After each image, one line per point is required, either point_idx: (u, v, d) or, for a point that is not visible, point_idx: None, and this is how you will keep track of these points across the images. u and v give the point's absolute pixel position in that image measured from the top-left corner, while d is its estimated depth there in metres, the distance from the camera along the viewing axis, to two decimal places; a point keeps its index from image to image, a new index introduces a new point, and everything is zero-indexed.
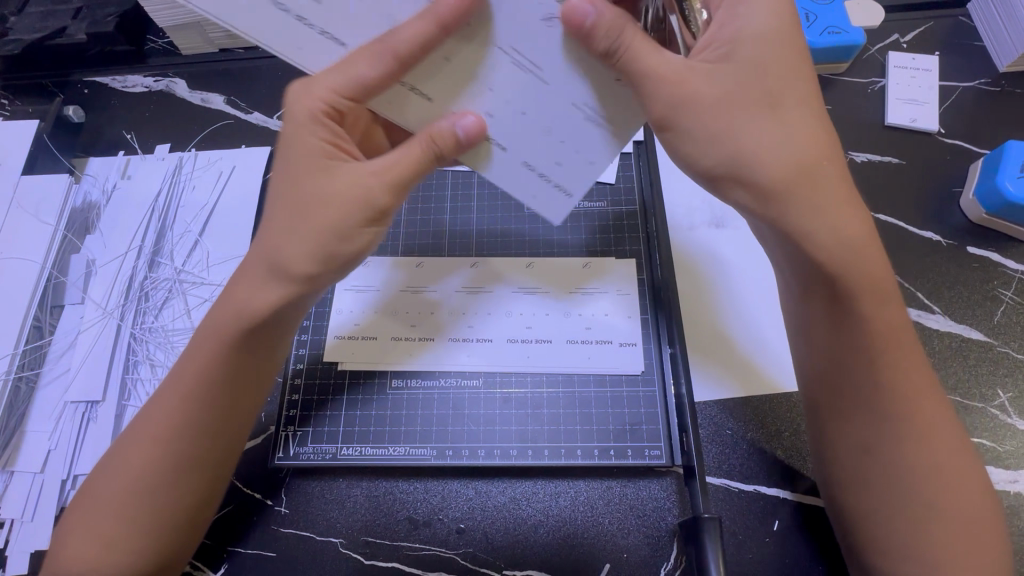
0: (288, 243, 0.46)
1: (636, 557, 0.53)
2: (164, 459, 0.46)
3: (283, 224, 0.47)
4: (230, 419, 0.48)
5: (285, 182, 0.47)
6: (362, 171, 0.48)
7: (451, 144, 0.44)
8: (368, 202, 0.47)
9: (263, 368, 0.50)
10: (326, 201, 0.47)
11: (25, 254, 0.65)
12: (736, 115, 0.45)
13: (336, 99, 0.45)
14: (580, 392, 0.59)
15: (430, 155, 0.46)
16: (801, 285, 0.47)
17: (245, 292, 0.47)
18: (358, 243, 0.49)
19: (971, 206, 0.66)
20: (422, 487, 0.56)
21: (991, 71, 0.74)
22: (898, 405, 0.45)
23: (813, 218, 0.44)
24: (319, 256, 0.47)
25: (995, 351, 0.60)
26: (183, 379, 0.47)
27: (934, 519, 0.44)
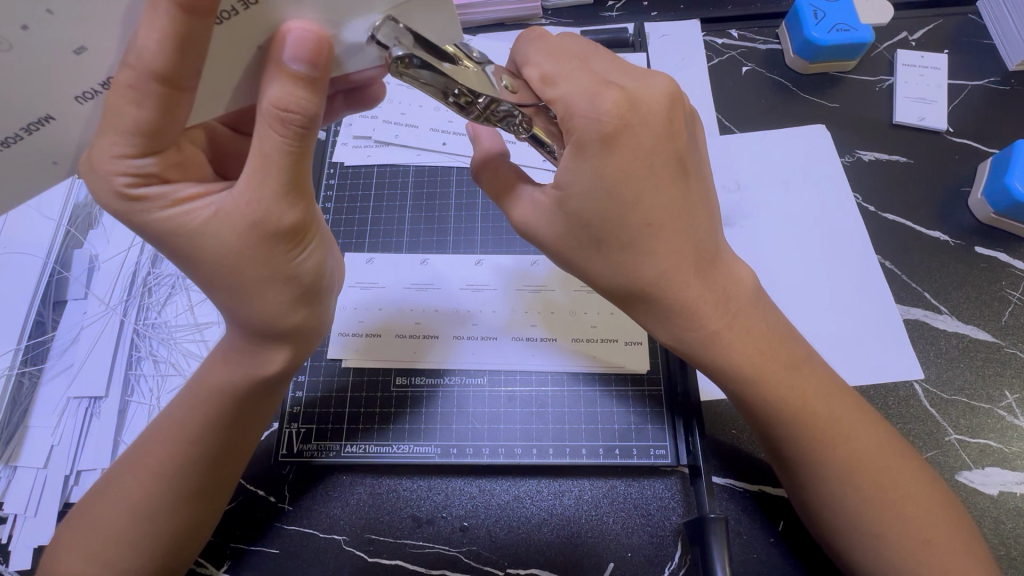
0: (249, 311, 0.42)
1: (639, 556, 0.53)
2: (169, 488, 0.46)
3: (224, 299, 0.42)
4: (234, 455, 0.48)
5: (211, 267, 0.40)
6: (234, 205, 0.38)
7: (306, 100, 0.36)
8: (299, 271, 0.42)
9: (263, 414, 0.49)
10: (255, 269, 0.40)
11: (29, 250, 0.65)
12: (641, 210, 0.43)
13: (135, 165, 0.37)
14: (585, 391, 0.59)
15: (293, 134, 0.37)
16: (767, 339, 0.47)
17: (243, 352, 0.46)
18: (299, 317, 0.44)
19: (979, 206, 0.65)
20: (425, 485, 0.56)
21: (1000, 70, 0.73)
22: (837, 440, 0.46)
23: (697, 295, 0.45)
24: (273, 314, 0.43)
25: (1003, 352, 0.60)
26: (190, 417, 0.46)
27: (885, 536, 0.45)
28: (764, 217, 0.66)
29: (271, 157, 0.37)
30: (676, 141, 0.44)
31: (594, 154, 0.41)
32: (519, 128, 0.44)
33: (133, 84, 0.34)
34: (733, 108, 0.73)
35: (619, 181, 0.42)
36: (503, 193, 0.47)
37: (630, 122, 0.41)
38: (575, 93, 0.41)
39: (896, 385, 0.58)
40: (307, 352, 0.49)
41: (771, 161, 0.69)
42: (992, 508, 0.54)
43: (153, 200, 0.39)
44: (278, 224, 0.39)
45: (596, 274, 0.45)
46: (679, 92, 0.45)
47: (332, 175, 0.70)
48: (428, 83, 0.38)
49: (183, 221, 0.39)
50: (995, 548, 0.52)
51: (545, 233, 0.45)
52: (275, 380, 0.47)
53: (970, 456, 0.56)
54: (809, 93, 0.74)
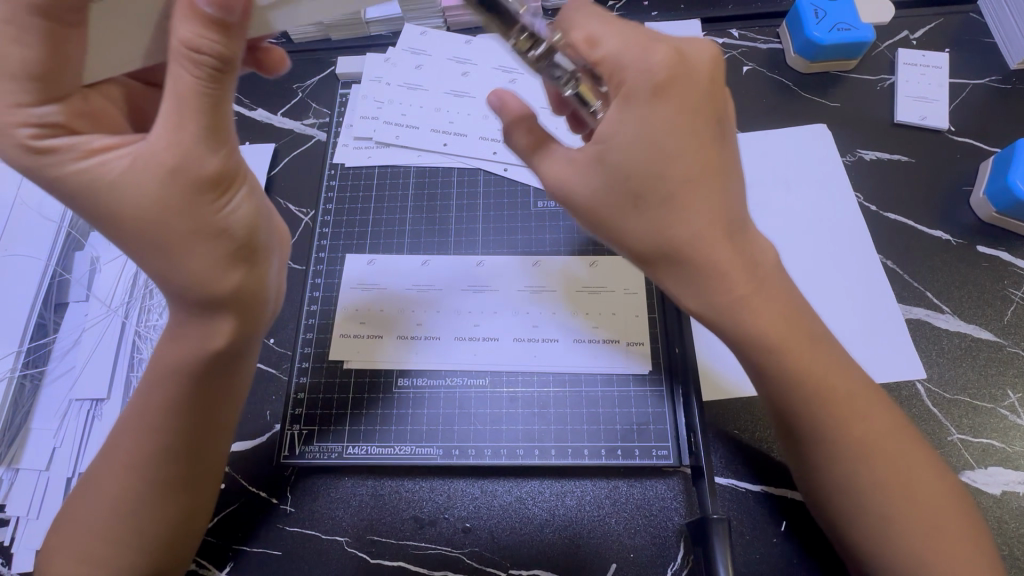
0: (177, 271, 0.41)
1: (641, 557, 0.53)
2: (144, 479, 0.46)
3: (156, 264, 0.41)
4: (203, 445, 0.47)
5: (139, 226, 0.40)
6: (151, 152, 0.39)
7: (216, 42, 0.37)
8: (229, 226, 0.42)
9: (229, 397, 0.48)
10: (179, 220, 0.40)
11: (31, 253, 0.65)
12: (676, 168, 0.42)
13: (39, 113, 0.38)
14: (586, 391, 0.59)
15: (205, 75, 0.38)
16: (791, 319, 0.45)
17: (185, 326, 0.45)
18: (235, 279, 0.43)
19: (980, 205, 0.65)
20: (427, 486, 0.56)
21: (1002, 69, 0.73)
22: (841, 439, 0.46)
23: (711, 286, 0.44)
24: (205, 275, 0.41)
25: (1006, 351, 0.60)
26: (153, 406, 0.45)
27: (887, 535, 0.45)
28: (765, 217, 0.66)
29: (183, 93, 0.38)
30: (718, 98, 0.43)
31: (642, 100, 0.42)
32: (565, 83, 0.44)
33: (40, 33, 0.35)
34: (733, 108, 0.73)
35: (656, 136, 0.42)
36: (535, 150, 0.48)
37: (678, 75, 0.42)
38: (629, 50, 0.42)
39: (898, 385, 0.58)
40: (256, 327, 0.48)
41: (771, 161, 0.69)
42: (995, 508, 0.54)
43: (63, 152, 0.38)
44: (198, 170, 0.39)
45: (631, 236, 0.45)
46: (721, 56, 0.44)
47: (333, 176, 0.70)
48: (475, 30, 0.40)
49: (101, 174, 0.39)
50: (999, 549, 0.52)
51: (580, 193, 0.45)
52: (229, 354, 0.46)
53: (973, 456, 0.56)
54: (810, 92, 0.74)
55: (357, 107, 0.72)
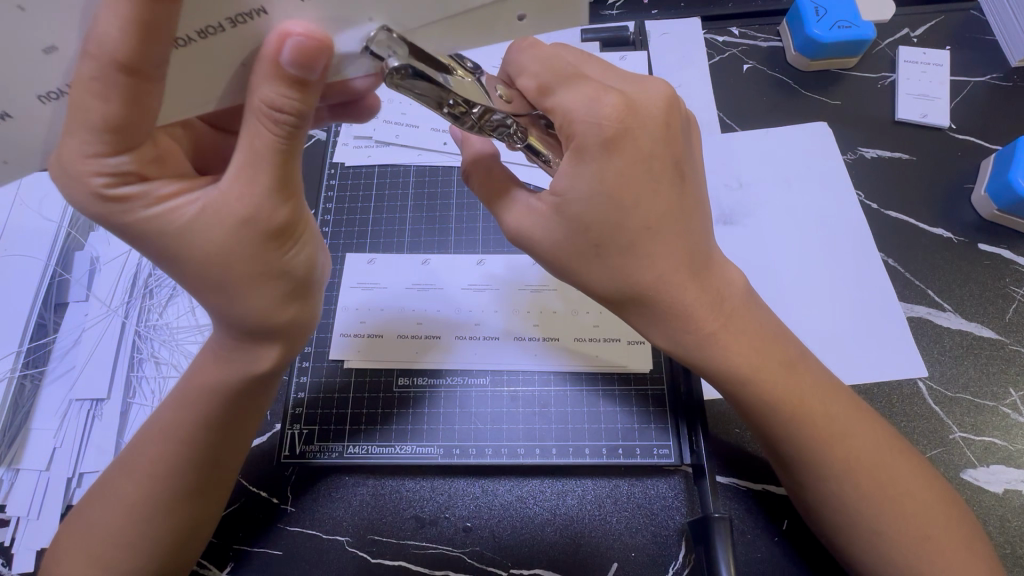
0: (234, 308, 0.42)
1: (643, 556, 0.53)
2: (161, 488, 0.46)
3: (215, 301, 0.42)
4: (227, 457, 0.48)
5: (202, 269, 0.40)
6: (222, 201, 0.38)
7: (295, 103, 0.36)
8: (290, 269, 0.42)
9: (256, 409, 0.49)
10: (242, 266, 0.40)
11: (31, 253, 0.65)
12: (639, 216, 0.42)
13: (112, 164, 0.37)
14: (587, 390, 0.59)
15: (280, 131, 0.36)
16: (763, 334, 0.47)
17: (233, 353, 0.45)
18: (291, 313, 0.44)
19: (982, 203, 0.65)
20: (428, 486, 0.56)
21: (1003, 66, 0.73)
22: (841, 438, 0.46)
23: (696, 290, 0.45)
24: (265, 313, 0.43)
25: (1007, 350, 0.60)
26: (181, 420, 0.46)
27: (889, 536, 0.45)
28: (766, 215, 0.66)
29: (261, 151, 0.37)
30: (673, 145, 0.43)
31: (596, 157, 0.41)
32: (515, 137, 0.43)
33: (97, 75, 0.32)
34: (734, 105, 0.73)
35: (620, 190, 0.41)
36: (497, 197, 0.47)
37: (631, 126, 0.41)
38: (573, 97, 0.41)
39: (900, 383, 0.58)
40: (298, 347, 0.49)
41: (771, 159, 0.69)
42: (997, 506, 0.54)
43: (135, 200, 0.38)
44: (267, 222, 0.39)
45: (594, 283, 0.45)
46: (675, 95, 0.44)
47: (333, 175, 0.69)
48: (425, 93, 0.38)
49: (168, 221, 0.38)
50: (1000, 547, 0.52)
51: (542, 241, 0.45)
52: (269, 377, 0.47)
53: (975, 454, 0.55)
54: (811, 90, 0.73)
55: None
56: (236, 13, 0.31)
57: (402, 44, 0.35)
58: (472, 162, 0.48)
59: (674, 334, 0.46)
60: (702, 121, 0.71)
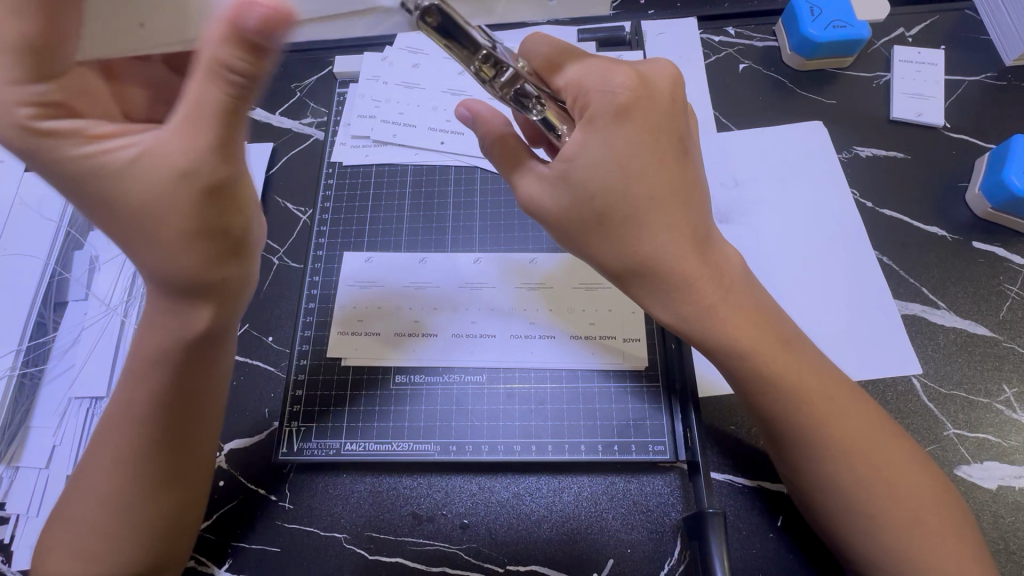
0: (164, 263, 0.42)
1: (639, 552, 0.53)
2: (136, 475, 0.46)
3: (143, 250, 0.42)
4: (191, 434, 0.48)
5: (128, 210, 0.40)
6: (166, 151, 0.39)
7: (245, 62, 0.36)
8: (223, 228, 0.42)
9: (214, 385, 0.49)
10: (168, 215, 0.40)
11: (30, 252, 0.66)
12: (645, 184, 0.43)
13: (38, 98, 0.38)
14: (583, 387, 0.59)
15: (227, 89, 0.37)
16: (763, 326, 0.47)
17: (170, 310, 0.45)
18: (224, 273, 0.44)
19: (976, 201, 0.65)
20: (425, 482, 0.56)
21: (997, 65, 0.74)
22: (837, 432, 0.46)
23: (693, 286, 0.45)
24: (195, 269, 0.42)
25: (1001, 347, 0.60)
26: (141, 398, 0.46)
27: (884, 532, 0.45)
28: (761, 213, 0.66)
29: (206, 107, 0.38)
30: (677, 117, 0.45)
31: (607, 125, 0.42)
32: (532, 108, 0.44)
33: None
34: (730, 105, 0.73)
35: (625, 155, 0.43)
36: (513, 166, 0.47)
37: (640, 97, 0.43)
38: (588, 72, 0.44)
39: (894, 380, 0.59)
40: (234, 313, 0.49)
41: (766, 157, 0.70)
42: (991, 502, 0.54)
43: (66, 136, 0.39)
44: (208, 178, 0.39)
45: (601, 253, 0.45)
46: (681, 74, 0.46)
47: (331, 175, 0.70)
48: (454, 45, 0.40)
49: (105, 161, 0.39)
50: (994, 543, 0.52)
51: (548, 208, 0.46)
52: (215, 338, 0.47)
53: (969, 451, 0.56)
54: (807, 89, 0.74)
55: (355, 106, 0.72)
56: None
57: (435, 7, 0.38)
58: (492, 134, 0.49)
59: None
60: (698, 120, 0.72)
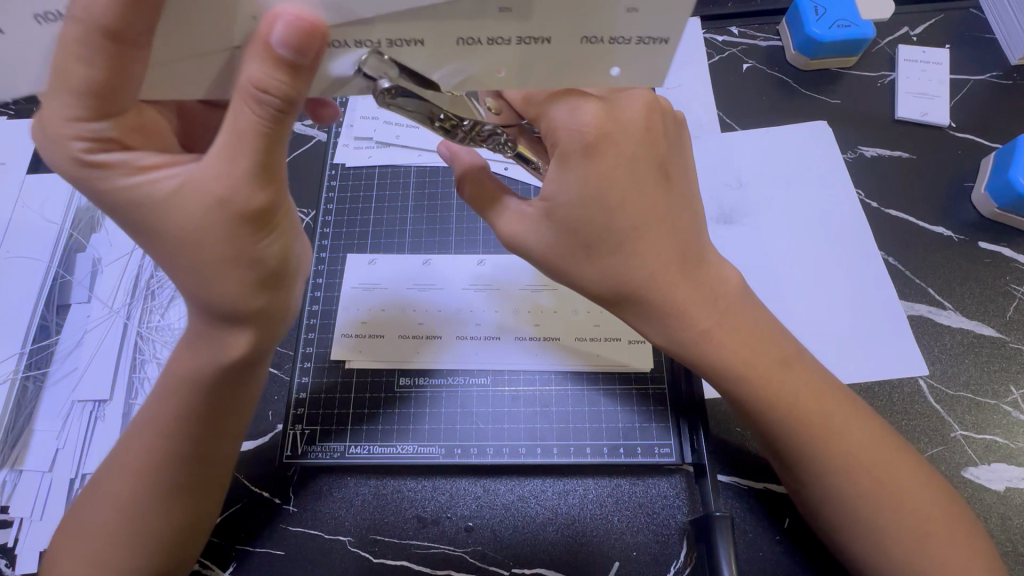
0: (208, 295, 0.41)
1: (645, 555, 0.53)
2: (147, 479, 0.46)
3: (189, 283, 0.41)
4: (217, 443, 0.47)
5: (181, 246, 0.39)
6: (202, 183, 0.37)
7: (281, 85, 0.34)
8: (258, 259, 0.40)
9: (245, 397, 0.48)
10: (209, 244, 0.38)
11: (32, 255, 0.65)
12: (627, 214, 0.42)
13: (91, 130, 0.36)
14: (589, 389, 0.59)
15: (265, 112, 0.35)
16: (762, 332, 0.47)
17: (204, 340, 0.44)
18: (262, 301, 0.43)
19: (982, 201, 0.65)
20: (430, 485, 0.56)
21: (1002, 64, 0.73)
22: (844, 434, 0.46)
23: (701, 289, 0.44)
24: (238, 297, 0.41)
25: (1008, 348, 0.60)
26: (164, 410, 0.46)
27: (891, 535, 0.45)
28: (765, 213, 0.66)
29: (244, 132, 0.35)
30: (657, 147, 0.43)
31: (579, 162, 0.41)
32: (507, 146, 0.45)
33: (82, 41, 0.32)
34: (734, 105, 0.73)
35: (604, 188, 0.42)
36: (486, 205, 0.47)
37: (611, 132, 0.41)
38: (558, 110, 0.41)
39: (901, 381, 0.58)
40: (274, 338, 0.47)
41: (771, 157, 0.69)
42: (998, 504, 0.54)
43: (114, 168, 0.38)
44: (245, 207, 0.37)
45: (589, 282, 0.45)
46: (655, 100, 0.44)
47: (333, 176, 0.70)
48: (415, 109, 0.39)
49: (153, 196, 0.38)
50: (1002, 545, 0.52)
51: (533, 244, 0.45)
52: (248, 361, 0.46)
53: (976, 453, 0.55)
54: (811, 89, 0.73)
55: (357, 107, 0.72)
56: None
57: (390, 64, 0.35)
58: (464, 171, 0.48)
59: (667, 333, 0.46)
60: (703, 120, 0.72)
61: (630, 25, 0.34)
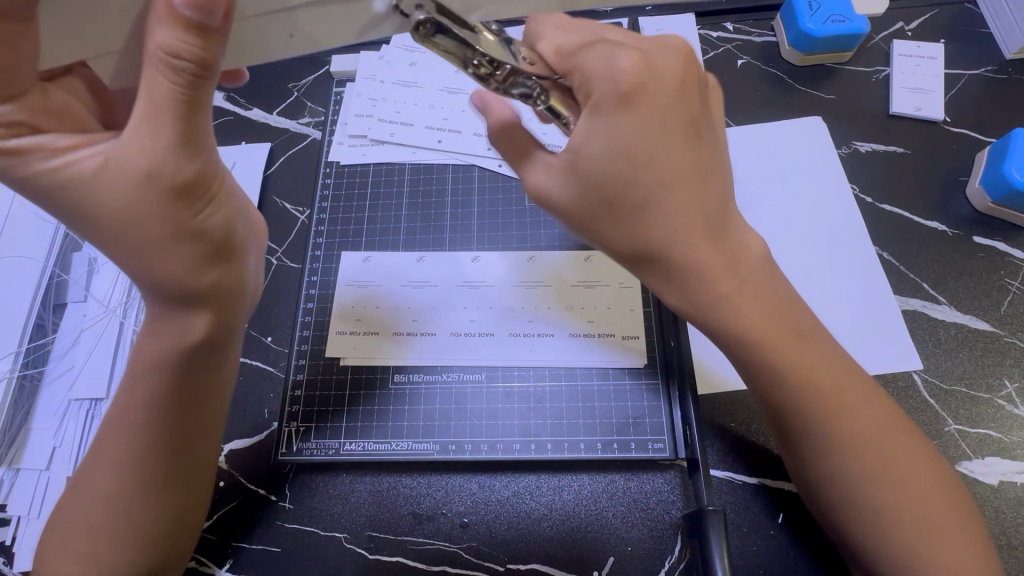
0: (155, 272, 0.42)
1: (639, 550, 0.53)
2: (141, 478, 0.46)
3: (126, 258, 0.41)
4: (195, 433, 0.47)
5: (102, 224, 0.40)
6: (127, 157, 0.38)
7: (191, 49, 0.36)
8: (201, 233, 0.41)
9: (216, 386, 0.49)
10: (140, 219, 0.39)
11: (29, 254, 0.66)
12: (656, 165, 0.42)
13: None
14: (582, 385, 0.59)
15: (173, 78, 0.37)
16: (782, 308, 0.46)
17: (165, 322, 0.45)
18: (212, 277, 0.43)
19: (976, 195, 0.65)
20: (425, 482, 0.56)
21: (997, 59, 0.73)
22: (840, 427, 0.46)
23: (694, 282, 0.44)
24: (183, 271, 0.42)
25: (1002, 342, 0.60)
26: (138, 399, 0.45)
27: (883, 530, 0.45)
28: (759, 209, 0.66)
29: (160, 99, 0.37)
30: (688, 104, 0.43)
31: (610, 109, 0.42)
32: (536, 100, 0.45)
33: None
34: (728, 101, 0.73)
35: (632, 142, 0.42)
36: (520, 157, 0.48)
37: (644, 81, 0.42)
38: (591, 57, 0.42)
39: (895, 376, 0.58)
40: (236, 319, 0.48)
41: (765, 153, 0.69)
42: (992, 497, 0.54)
43: (34, 152, 0.39)
44: (174, 179, 0.39)
45: (611, 240, 0.45)
46: (692, 55, 0.45)
47: (328, 174, 0.70)
48: (451, 49, 0.40)
49: (76, 176, 0.39)
50: (996, 538, 0.52)
51: (559, 200, 0.46)
52: (215, 343, 0.46)
53: (970, 446, 0.56)
54: (805, 84, 0.73)
55: (351, 106, 0.72)
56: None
57: (433, 10, 0.39)
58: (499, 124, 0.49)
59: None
60: None
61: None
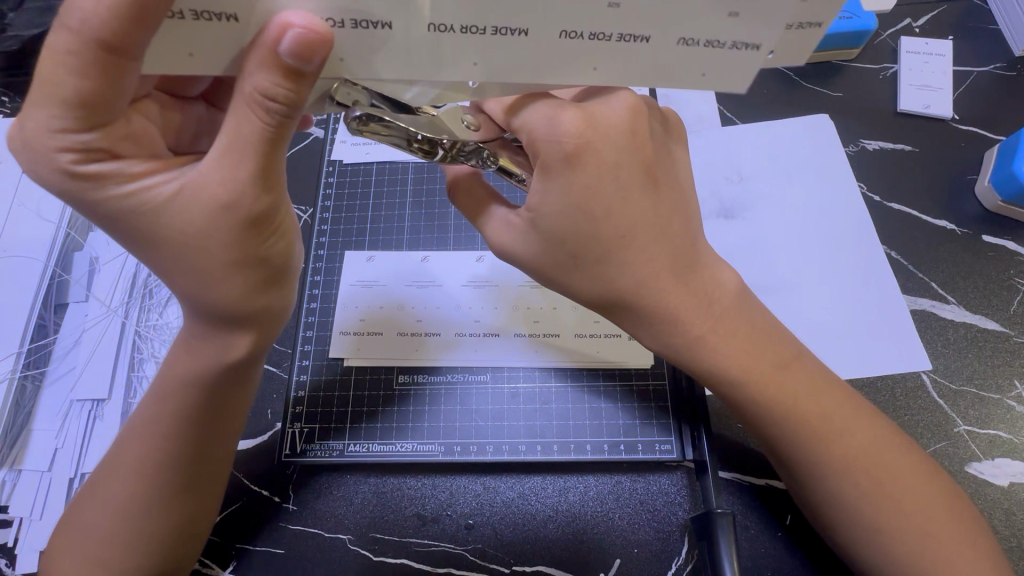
0: (209, 297, 0.40)
1: (646, 552, 0.53)
2: (150, 482, 0.46)
3: (184, 284, 0.40)
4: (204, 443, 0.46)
5: (178, 250, 0.38)
6: (201, 186, 0.36)
7: (288, 92, 0.33)
8: (263, 262, 0.40)
9: (239, 399, 0.48)
10: (207, 245, 0.38)
11: (29, 254, 0.65)
12: (616, 219, 0.41)
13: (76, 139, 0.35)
14: (588, 385, 0.58)
15: (262, 119, 0.34)
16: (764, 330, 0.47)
17: (208, 339, 0.44)
18: (265, 299, 0.43)
19: (986, 194, 0.64)
20: (429, 484, 0.56)
21: (1006, 56, 0.73)
22: (845, 432, 0.46)
23: None
24: (246, 293, 0.41)
25: (1012, 342, 0.59)
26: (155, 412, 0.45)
27: (892, 534, 0.45)
28: (767, 208, 0.66)
29: (245, 136, 0.35)
30: (643, 150, 0.42)
31: (559, 171, 0.40)
32: (487, 162, 0.44)
33: (72, 50, 0.31)
34: (735, 98, 0.72)
35: (590, 197, 0.41)
36: (477, 212, 0.48)
37: (591, 140, 0.40)
38: (539, 114, 0.40)
39: (903, 376, 0.58)
40: (270, 339, 0.47)
41: (772, 151, 0.69)
42: (1002, 499, 0.53)
43: (108, 177, 0.36)
44: (250, 214, 0.37)
45: (579, 288, 0.44)
46: (640, 105, 0.42)
47: (331, 173, 0.69)
48: (391, 135, 0.39)
49: (157, 203, 0.37)
50: (1006, 540, 0.52)
51: (522, 255, 0.45)
52: (248, 362, 0.46)
53: (980, 447, 0.55)
54: (813, 82, 0.73)
55: None
56: (203, 7, 0.30)
57: (364, 95, 0.37)
58: (454, 178, 0.49)
59: (663, 339, 0.46)
60: (704, 114, 0.71)
61: (803, 14, 0.34)
